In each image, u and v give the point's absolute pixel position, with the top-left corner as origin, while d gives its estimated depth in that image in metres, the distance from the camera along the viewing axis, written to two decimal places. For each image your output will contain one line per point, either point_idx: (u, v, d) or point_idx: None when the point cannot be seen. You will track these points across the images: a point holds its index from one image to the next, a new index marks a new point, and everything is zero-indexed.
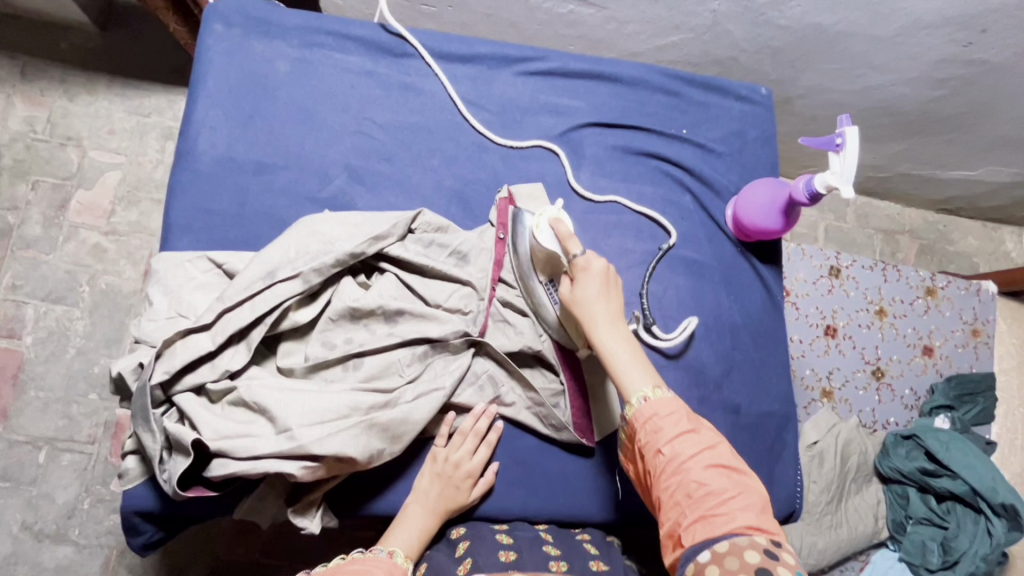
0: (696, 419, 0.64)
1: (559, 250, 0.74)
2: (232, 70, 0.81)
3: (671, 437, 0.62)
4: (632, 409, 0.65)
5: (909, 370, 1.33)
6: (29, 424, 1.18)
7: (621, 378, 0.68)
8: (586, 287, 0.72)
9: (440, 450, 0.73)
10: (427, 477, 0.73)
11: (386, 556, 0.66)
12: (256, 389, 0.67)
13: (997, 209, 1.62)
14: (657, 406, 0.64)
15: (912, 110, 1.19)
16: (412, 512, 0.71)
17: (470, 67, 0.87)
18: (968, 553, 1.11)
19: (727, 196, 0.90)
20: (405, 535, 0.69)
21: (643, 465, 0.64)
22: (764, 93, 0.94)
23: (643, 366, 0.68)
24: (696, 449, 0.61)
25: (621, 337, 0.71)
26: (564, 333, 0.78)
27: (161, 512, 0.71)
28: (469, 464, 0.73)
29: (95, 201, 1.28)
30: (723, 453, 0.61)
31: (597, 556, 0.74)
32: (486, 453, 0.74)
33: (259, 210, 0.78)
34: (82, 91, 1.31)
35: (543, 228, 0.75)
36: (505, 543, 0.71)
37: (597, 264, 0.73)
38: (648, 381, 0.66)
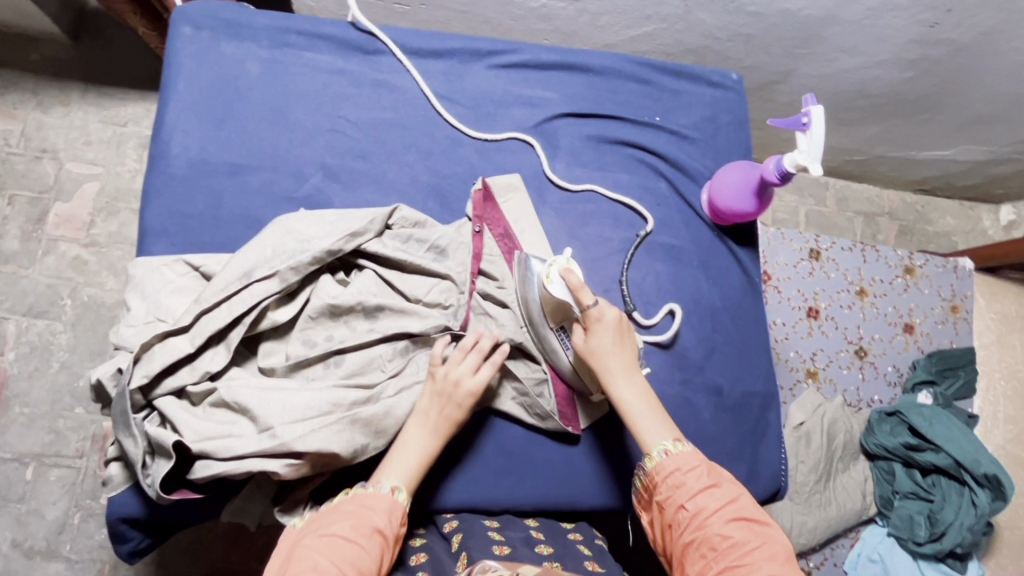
0: (716, 474, 0.67)
1: (572, 301, 0.73)
2: (202, 72, 0.80)
3: (693, 492, 0.65)
4: (654, 462, 0.68)
5: (891, 349, 1.35)
6: (15, 441, 1.17)
7: (641, 432, 0.70)
8: (600, 339, 0.73)
9: (438, 368, 0.71)
10: (427, 397, 0.70)
11: (388, 493, 0.64)
12: (237, 389, 0.67)
13: (973, 187, 1.65)
14: (678, 461, 0.67)
15: (884, 92, 1.21)
16: (413, 435, 0.68)
17: (442, 62, 0.87)
18: (954, 525, 1.14)
19: (702, 181, 0.91)
20: (406, 461, 0.67)
21: (663, 519, 0.67)
22: (735, 78, 0.95)
23: (661, 418, 0.71)
24: (718, 503, 0.64)
25: (636, 387, 0.73)
26: (576, 377, 0.78)
27: (146, 518, 0.70)
28: (469, 382, 0.70)
29: (74, 213, 1.27)
30: (745, 505, 0.65)
31: (591, 556, 0.72)
32: (489, 373, 0.71)
33: (235, 212, 0.77)
34: (57, 103, 1.29)
35: (553, 277, 0.74)
36: (497, 539, 0.71)
37: (610, 314, 0.73)
38: (667, 434, 0.69)
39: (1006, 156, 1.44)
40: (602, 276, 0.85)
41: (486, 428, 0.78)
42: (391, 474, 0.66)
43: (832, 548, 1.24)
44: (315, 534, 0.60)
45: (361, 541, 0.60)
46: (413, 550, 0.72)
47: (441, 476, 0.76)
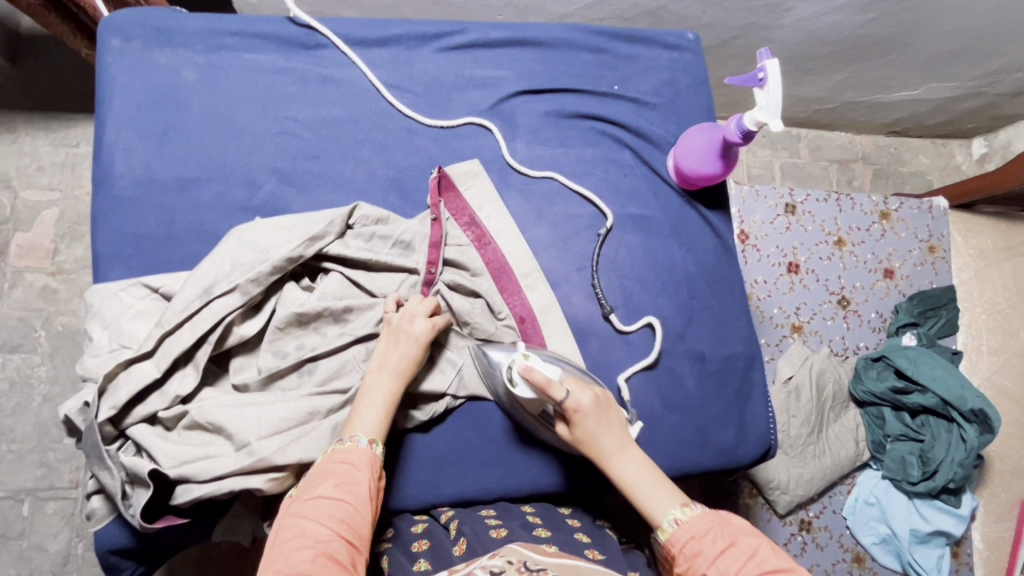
0: (731, 529, 0.60)
1: (542, 398, 0.68)
2: (137, 86, 0.77)
3: (713, 558, 0.58)
4: (666, 535, 0.62)
5: (873, 295, 1.35)
6: (5, 478, 1.15)
7: (646, 507, 0.64)
8: (585, 427, 0.68)
9: (393, 314, 0.70)
10: (383, 344, 0.69)
11: (366, 446, 0.62)
12: (210, 409, 0.65)
13: (943, 124, 1.64)
14: (691, 528, 0.61)
15: (845, 37, 1.19)
16: (375, 382, 0.66)
17: (388, 50, 0.84)
18: (946, 462, 1.15)
19: (667, 146, 0.89)
20: (374, 410, 0.64)
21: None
22: (692, 38, 0.93)
23: (667, 487, 0.65)
24: (738, 564, 0.57)
25: (637, 462, 0.67)
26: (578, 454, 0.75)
27: (136, 546, 0.69)
28: (424, 322, 0.70)
29: (36, 242, 1.23)
30: (766, 559, 0.57)
31: (590, 543, 0.71)
32: (443, 319, 0.72)
33: (190, 227, 0.75)
34: (2, 130, 1.24)
35: (517, 377, 0.69)
36: (493, 523, 0.71)
37: (588, 400, 0.67)
38: (675, 502, 0.63)
39: (974, 90, 1.43)
40: (574, 255, 0.84)
41: (470, 418, 0.78)
42: (365, 425, 0.63)
43: (830, 496, 1.26)
44: (300, 500, 0.57)
45: (348, 498, 0.58)
46: (414, 536, 0.71)
47: (432, 472, 0.76)
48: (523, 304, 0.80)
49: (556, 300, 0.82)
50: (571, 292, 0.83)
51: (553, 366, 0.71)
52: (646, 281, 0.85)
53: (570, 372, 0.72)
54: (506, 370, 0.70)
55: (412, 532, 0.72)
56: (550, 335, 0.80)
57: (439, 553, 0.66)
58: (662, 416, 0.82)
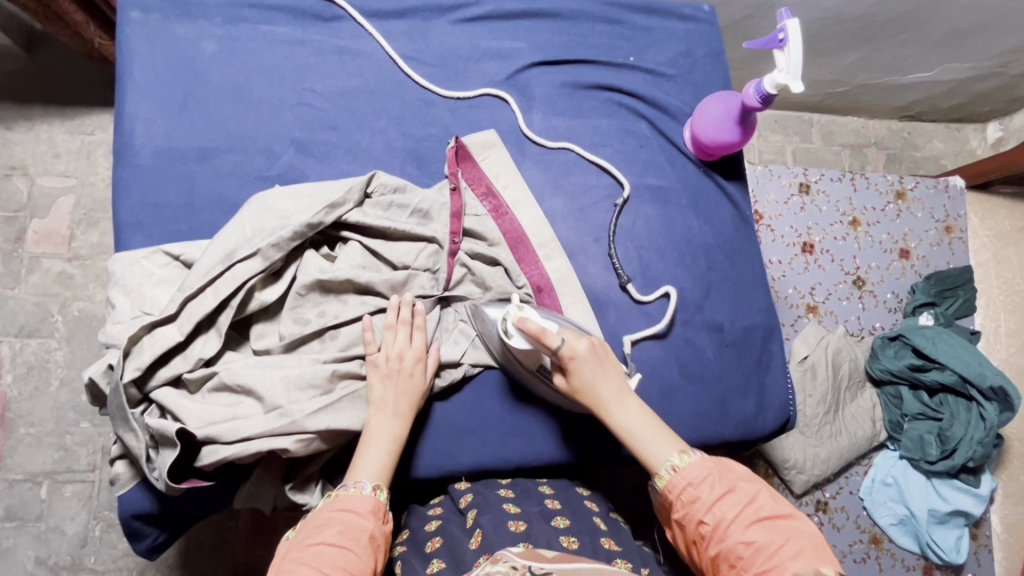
0: (730, 477, 0.63)
1: (537, 347, 0.68)
2: (157, 57, 0.77)
3: (710, 504, 0.61)
4: (664, 482, 0.64)
5: (889, 276, 1.34)
6: (24, 461, 1.17)
7: (646, 453, 0.67)
8: (582, 376, 0.69)
9: (376, 354, 0.69)
10: (376, 386, 0.68)
11: (371, 492, 0.62)
12: (235, 372, 0.66)
13: (957, 108, 1.63)
14: (689, 475, 0.63)
15: (862, 14, 1.18)
16: (376, 425, 0.67)
17: (404, 22, 0.84)
18: (965, 440, 1.15)
19: (683, 118, 0.89)
20: (379, 453, 0.65)
21: (686, 535, 0.63)
22: (707, 9, 0.92)
23: (664, 433, 0.67)
24: (737, 509, 0.60)
25: (634, 409, 0.69)
26: (570, 403, 0.76)
27: (159, 512, 0.70)
28: (411, 353, 0.70)
29: (53, 228, 1.24)
30: (765, 504, 0.60)
31: (608, 533, 0.71)
32: (425, 337, 0.71)
33: (209, 196, 0.75)
34: (18, 117, 1.25)
35: (510, 328, 0.70)
36: (512, 512, 0.70)
37: (583, 347, 0.69)
38: (673, 449, 0.65)
39: (991, 70, 1.41)
40: (592, 225, 0.84)
41: (489, 387, 0.78)
42: (368, 470, 0.64)
43: (847, 477, 1.25)
44: (301, 546, 0.57)
45: (352, 547, 0.58)
46: (428, 535, 0.71)
47: (450, 441, 0.76)
48: (540, 274, 0.80)
49: (574, 270, 0.81)
50: (588, 262, 0.82)
51: (546, 318, 0.71)
52: (664, 252, 0.84)
53: (564, 324, 0.73)
54: (500, 322, 0.70)
55: (426, 531, 0.72)
56: (568, 304, 0.80)
57: (455, 553, 0.66)
58: (681, 386, 0.81)
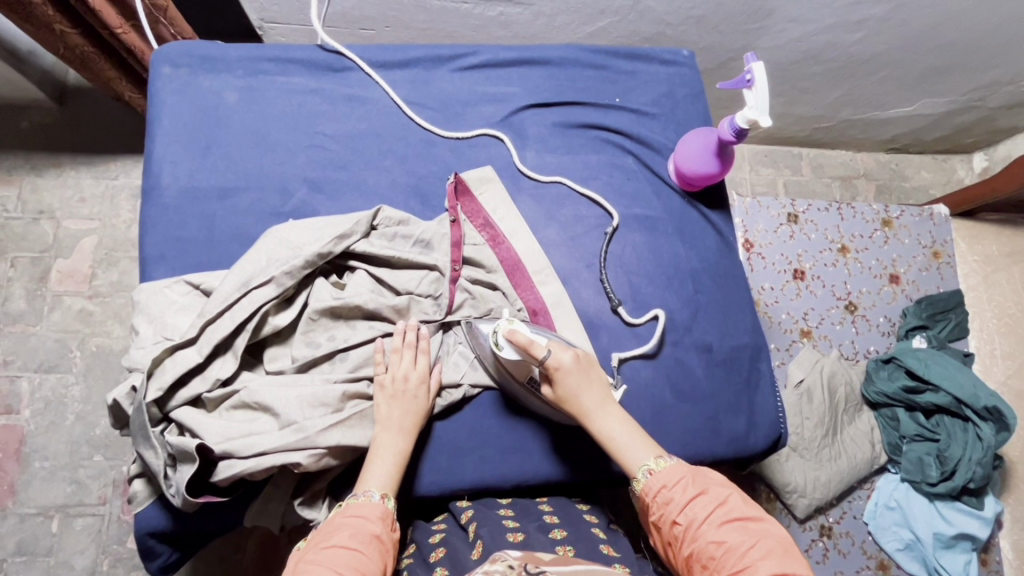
0: (702, 480, 0.65)
1: (525, 359, 0.72)
2: (183, 106, 0.85)
3: (683, 505, 0.63)
4: (640, 485, 0.67)
5: (880, 300, 1.38)
6: (37, 495, 1.20)
7: (622, 458, 0.70)
8: (566, 386, 0.72)
9: (383, 376, 0.73)
10: (383, 405, 0.72)
11: (379, 500, 0.66)
12: (253, 391, 0.71)
13: (941, 140, 1.69)
14: (664, 477, 0.66)
15: (837, 56, 1.25)
16: (384, 441, 0.70)
17: (408, 71, 0.93)
18: (963, 461, 1.15)
19: (667, 152, 0.95)
20: (386, 465, 0.69)
21: (662, 538, 0.65)
22: (686, 54, 1.00)
23: (643, 441, 0.70)
24: (707, 510, 0.62)
25: (615, 417, 0.72)
26: (559, 415, 0.80)
27: (173, 530, 0.73)
28: (416, 374, 0.74)
29: (76, 267, 1.31)
30: (735, 506, 0.63)
31: (606, 541, 0.73)
32: (428, 359, 0.76)
33: (228, 230, 0.82)
34: (50, 165, 1.34)
35: (502, 341, 0.74)
36: (511, 526, 0.72)
37: (568, 358, 0.72)
38: (649, 454, 0.68)
39: (968, 104, 1.48)
40: (584, 252, 0.89)
41: (488, 407, 0.81)
42: (376, 480, 0.68)
43: (850, 501, 1.25)
44: (316, 548, 0.60)
45: (363, 548, 0.60)
46: (432, 547, 0.73)
47: (451, 458, 0.79)
48: (536, 298, 0.84)
49: (568, 294, 0.86)
50: (581, 287, 0.87)
51: (536, 332, 0.76)
52: (653, 276, 0.89)
53: (553, 338, 0.77)
54: (492, 333, 0.74)
55: (430, 543, 0.74)
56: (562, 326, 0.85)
57: (456, 561, 0.68)
58: (673, 404, 0.85)
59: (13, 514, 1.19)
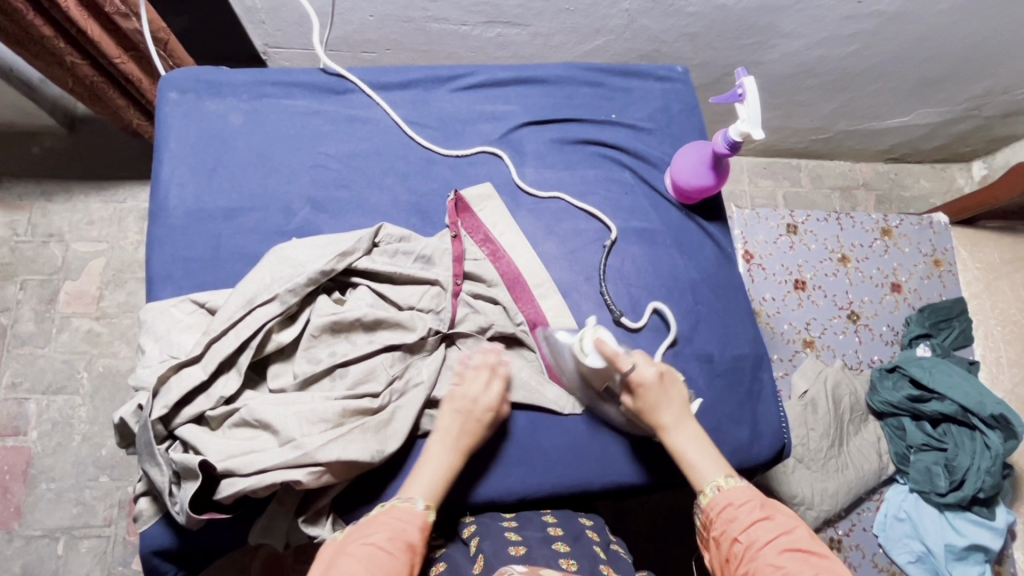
0: (773, 509, 0.66)
1: (610, 368, 0.76)
2: (190, 130, 0.88)
3: (746, 525, 0.64)
4: (707, 499, 0.69)
5: (883, 309, 1.37)
6: (44, 517, 1.20)
7: (692, 472, 0.72)
8: (646, 398, 0.75)
9: (456, 389, 0.75)
10: (448, 418, 0.73)
11: (422, 510, 0.66)
12: (256, 408, 0.71)
13: (938, 149, 1.70)
14: (731, 496, 0.67)
15: (831, 69, 1.27)
16: (437, 451, 0.71)
17: (408, 92, 0.95)
18: (973, 470, 1.14)
19: (664, 166, 0.97)
20: (433, 476, 0.69)
21: (720, 555, 0.66)
22: (680, 70, 1.02)
23: (715, 459, 0.72)
24: (771, 534, 0.63)
25: (691, 434, 0.74)
26: (634, 427, 0.82)
27: (177, 548, 0.74)
28: (487, 398, 0.75)
29: (83, 289, 1.33)
30: (801, 538, 0.62)
31: (606, 560, 0.72)
32: (502, 387, 0.76)
33: (233, 250, 0.83)
34: (60, 190, 1.37)
35: (587, 347, 0.77)
36: (513, 539, 0.72)
37: (651, 373, 0.75)
38: (720, 471, 0.70)
39: (964, 114, 1.49)
40: (583, 265, 0.90)
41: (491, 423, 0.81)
42: (421, 489, 0.68)
43: (859, 513, 1.24)
44: (355, 541, 0.61)
45: (396, 553, 0.61)
46: (432, 562, 0.73)
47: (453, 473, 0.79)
48: (536, 311, 0.85)
49: (568, 307, 0.87)
50: (581, 300, 0.88)
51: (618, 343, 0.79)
52: (652, 288, 0.90)
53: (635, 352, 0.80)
54: (579, 340, 0.77)
55: (432, 559, 0.74)
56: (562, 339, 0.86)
57: None
58: None
59: (18, 536, 1.19)
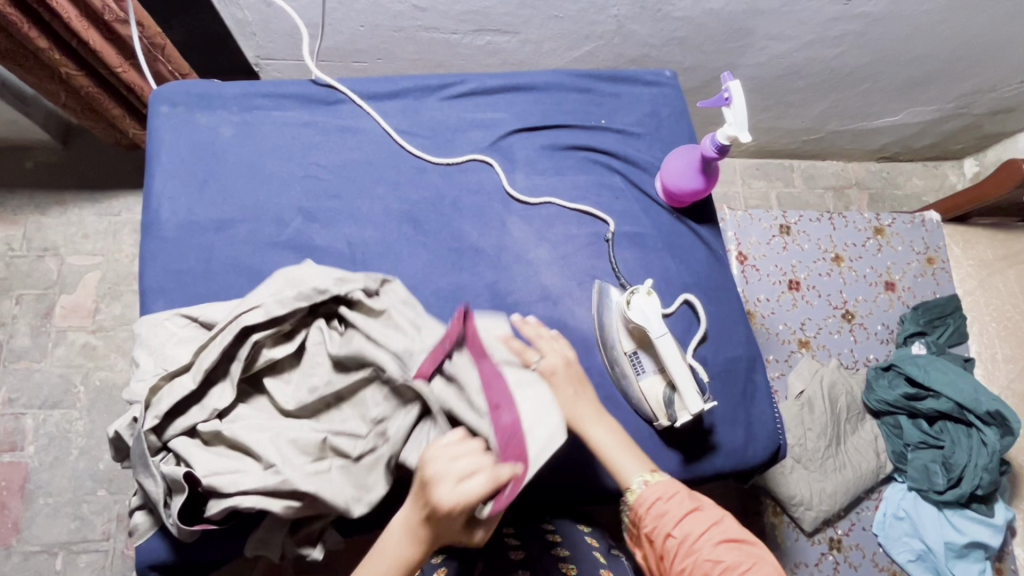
0: (699, 498, 0.68)
1: (645, 326, 0.81)
2: (181, 144, 0.88)
3: (677, 518, 0.66)
4: (635, 496, 0.68)
5: (877, 308, 1.38)
6: (42, 532, 1.20)
7: (616, 469, 0.70)
8: (560, 395, 0.71)
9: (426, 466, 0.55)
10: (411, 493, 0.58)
11: None
12: (243, 430, 0.70)
13: (929, 147, 1.71)
14: (657, 490, 0.68)
15: (820, 71, 1.28)
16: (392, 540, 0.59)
17: (398, 101, 0.95)
18: (970, 467, 1.14)
19: (654, 170, 0.97)
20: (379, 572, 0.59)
21: (655, 551, 0.67)
22: (668, 75, 1.03)
23: (633, 453, 0.71)
24: (703, 527, 0.65)
25: (608, 425, 0.72)
26: (647, 407, 0.83)
27: (172, 561, 0.74)
28: (445, 492, 0.53)
29: (79, 302, 1.33)
30: (730, 526, 0.65)
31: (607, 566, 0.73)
32: (479, 487, 0.52)
33: (225, 262, 0.83)
34: (54, 204, 1.37)
35: (630, 302, 0.83)
36: None
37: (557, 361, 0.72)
38: (644, 466, 0.70)
39: (953, 112, 1.50)
40: (575, 271, 0.90)
41: None
42: None
43: (858, 512, 1.24)
44: None
45: None
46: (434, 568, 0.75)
47: None
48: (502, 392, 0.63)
49: (560, 314, 0.88)
50: (573, 305, 0.89)
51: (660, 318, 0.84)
52: None
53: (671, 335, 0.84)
54: (628, 293, 0.83)
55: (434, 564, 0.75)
56: None
57: None
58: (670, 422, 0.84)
59: (17, 552, 1.19)
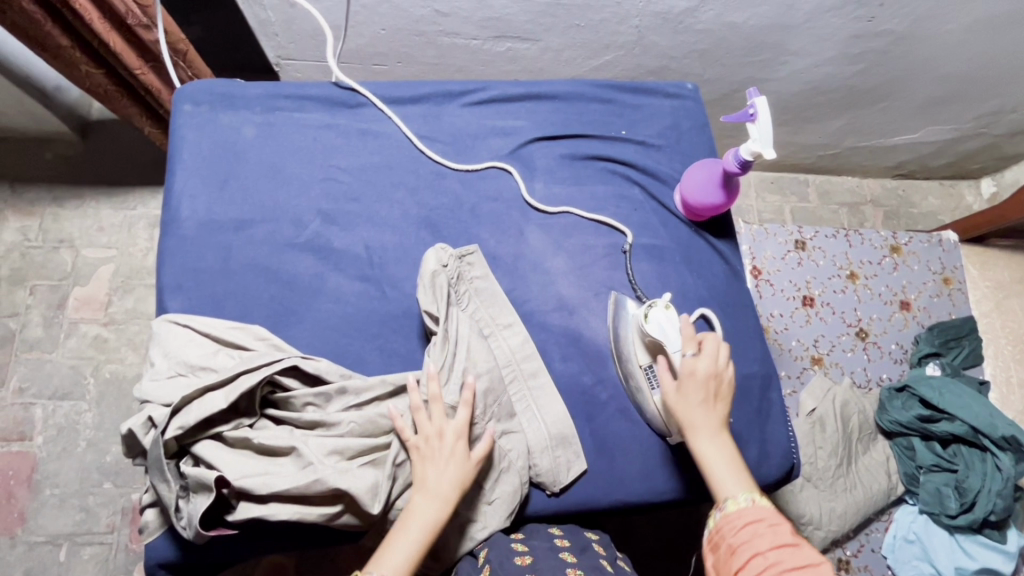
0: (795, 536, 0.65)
1: (663, 341, 0.79)
2: (203, 142, 0.89)
3: (767, 545, 0.63)
4: (730, 510, 0.68)
5: (892, 327, 1.36)
6: (47, 523, 1.20)
7: (717, 481, 0.72)
8: (688, 394, 0.75)
9: (415, 439, 0.73)
10: (416, 466, 0.72)
11: None
12: (268, 436, 0.72)
13: (947, 166, 1.70)
14: (752, 514, 0.67)
15: (840, 86, 1.27)
16: (418, 506, 0.70)
17: (420, 106, 0.95)
18: (983, 493, 1.13)
19: (673, 183, 0.97)
20: (406, 546, 0.68)
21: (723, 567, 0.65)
22: (690, 87, 1.02)
23: (738, 474, 0.72)
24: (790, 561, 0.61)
25: (719, 440, 0.74)
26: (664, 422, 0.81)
27: (180, 560, 0.74)
28: (449, 429, 0.74)
29: (92, 295, 1.33)
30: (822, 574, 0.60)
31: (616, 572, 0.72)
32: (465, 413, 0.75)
33: (243, 262, 0.84)
34: (71, 197, 1.38)
35: (649, 315, 0.81)
36: (520, 549, 0.72)
37: (702, 368, 0.75)
38: (742, 490, 0.70)
39: (973, 132, 1.49)
40: (592, 282, 0.90)
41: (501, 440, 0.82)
42: (392, 563, 0.66)
43: (867, 533, 1.23)
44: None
45: None
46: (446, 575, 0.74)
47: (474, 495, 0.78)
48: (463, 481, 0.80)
49: (575, 326, 0.87)
50: (589, 315, 0.88)
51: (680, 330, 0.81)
52: None
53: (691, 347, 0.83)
54: (645, 307, 0.82)
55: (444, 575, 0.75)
56: (568, 356, 0.86)
57: None
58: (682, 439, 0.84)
59: (22, 541, 1.19)
